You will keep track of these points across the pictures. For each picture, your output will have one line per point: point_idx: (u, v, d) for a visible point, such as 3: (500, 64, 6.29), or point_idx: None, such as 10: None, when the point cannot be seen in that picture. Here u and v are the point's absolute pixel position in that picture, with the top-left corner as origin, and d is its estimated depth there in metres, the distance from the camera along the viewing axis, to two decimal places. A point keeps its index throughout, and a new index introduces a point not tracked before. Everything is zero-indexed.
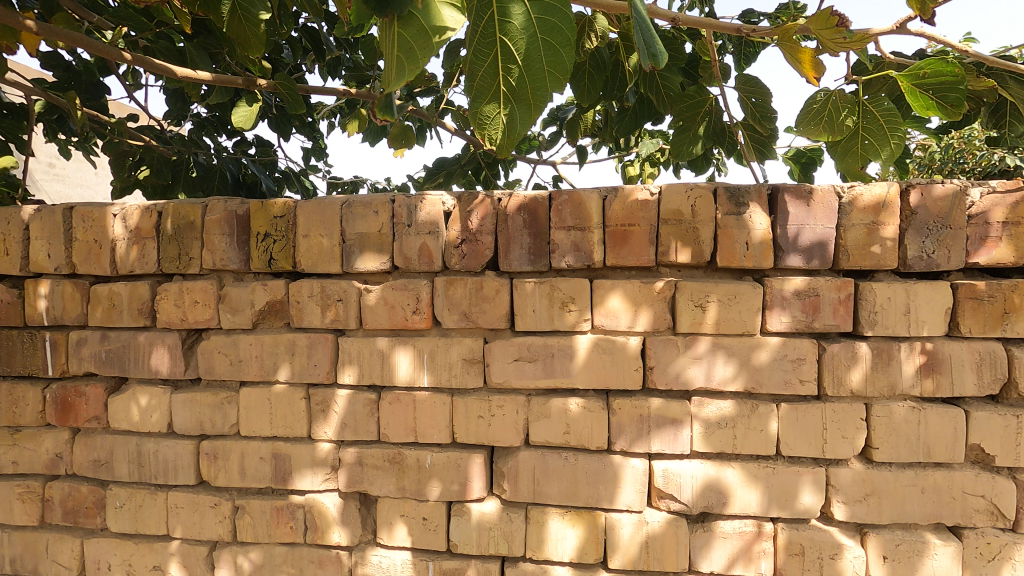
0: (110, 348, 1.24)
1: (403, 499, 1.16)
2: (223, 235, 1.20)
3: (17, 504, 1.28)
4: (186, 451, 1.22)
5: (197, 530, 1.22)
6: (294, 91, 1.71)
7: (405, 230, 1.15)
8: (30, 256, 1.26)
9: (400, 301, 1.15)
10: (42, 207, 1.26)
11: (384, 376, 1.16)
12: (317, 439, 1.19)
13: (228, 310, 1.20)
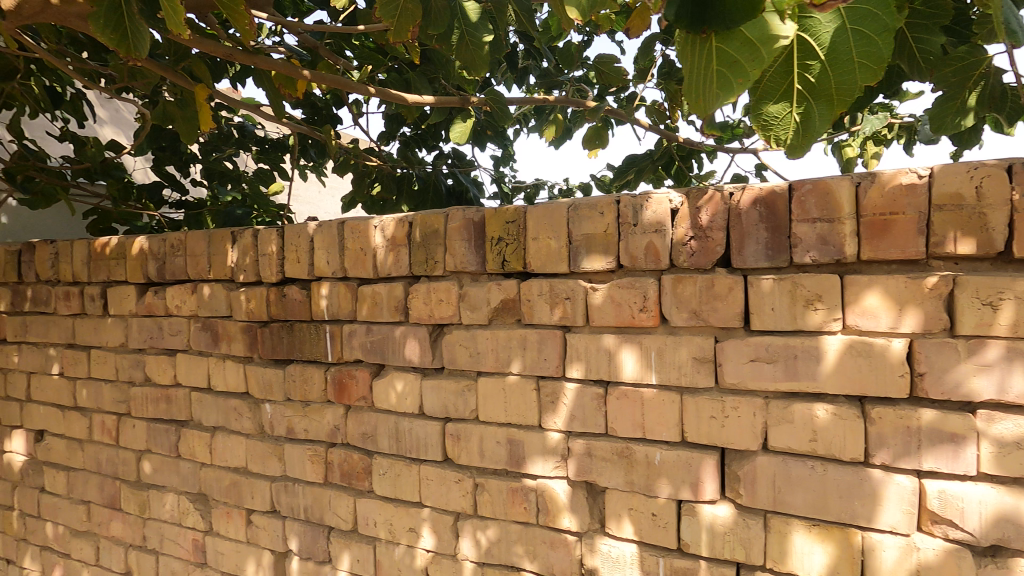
0: (373, 339, 1.47)
1: (632, 493, 1.19)
2: (462, 240, 1.34)
3: (308, 463, 1.58)
4: (435, 431, 1.39)
5: (444, 501, 1.38)
6: (503, 103, 1.89)
7: (631, 229, 1.17)
8: (314, 263, 1.55)
9: (627, 299, 1.17)
10: (322, 222, 1.53)
11: (611, 372, 1.19)
12: (547, 429, 1.27)
13: (468, 308, 1.34)
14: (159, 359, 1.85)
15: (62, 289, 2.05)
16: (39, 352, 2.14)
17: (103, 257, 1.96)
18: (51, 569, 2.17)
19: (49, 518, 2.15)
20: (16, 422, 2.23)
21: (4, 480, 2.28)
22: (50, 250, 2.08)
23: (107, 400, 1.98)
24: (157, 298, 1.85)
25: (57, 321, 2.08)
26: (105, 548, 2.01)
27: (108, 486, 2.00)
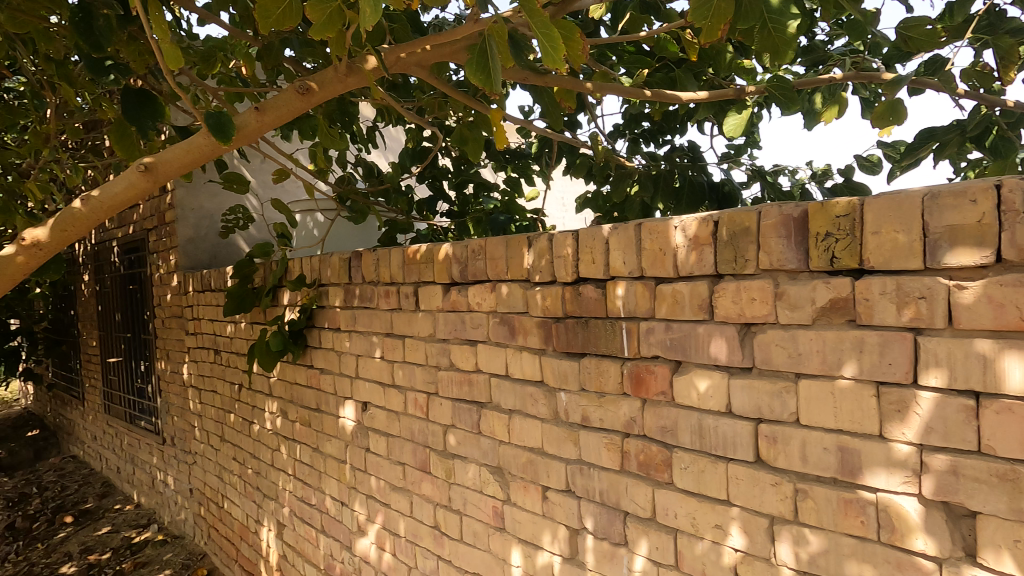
0: (673, 336, 1.51)
1: (1019, 523, 1.03)
2: (780, 238, 1.30)
3: (604, 450, 1.69)
4: (746, 431, 1.37)
5: (758, 502, 1.36)
6: (789, 89, 1.80)
7: (1019, 218, 1.00)
8: (610, 263, 1.64)
9: (1013, 299, 1.01)
10: (617, 224, 1.62)
11: (987, 383, 1.04)
12: (891, 439, 1.16)
13: (787, 307, 1.29)
14: (462, 348, 2.15)
15: (382, 288, 2.51)
16: (365, 339, 2.65)
17: (414, 261, 2.34)
18: (375, 514, 2.68)
19: (374, 473, 2.66)
20: (347, 394, 2.79)
21: (339, 439, 2.88)
22: (372, 257, 2.56)
23: (419, 381, 2.36)
24: (460, 295, 2.15)
25: (378, 314, 2.55)
26: (418, 503, 2.41)
27: (420, 452, 2.40)
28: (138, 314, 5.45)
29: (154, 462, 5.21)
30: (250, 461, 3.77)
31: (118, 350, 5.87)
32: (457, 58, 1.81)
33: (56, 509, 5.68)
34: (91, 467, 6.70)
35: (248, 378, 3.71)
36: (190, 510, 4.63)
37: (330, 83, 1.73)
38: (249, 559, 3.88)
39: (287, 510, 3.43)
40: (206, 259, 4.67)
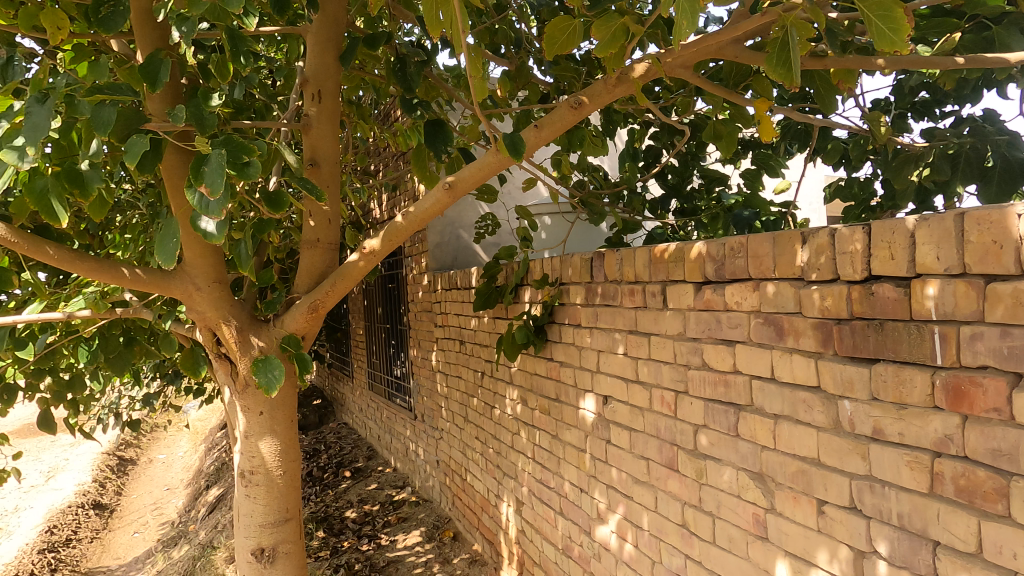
0: (1013, 344, 1.28)
1: None
2: None
3: (905, 468, 1.51)
4: None
5: None
6: None
7: None
8: (917, 259, 1.46)
9: None
10: (928, 215, 1.43)
11: None
12: None
13: None
14: (717, 348, 2.11)
15: (627, 287, 2.59)
16: (607, 335, 2.76)
17: (662, 260, 2.37)
18: (616, 504, 2.77)
19: (615, 465, 2.75)
20: (588, 386, 2.94)
21: (579, 429, 3.04)
22: (616, 256, 2.65)
23: (666, 378, 2.38)
24: (715, 294, 2.11)
25: (621, 312, 2.64)
26: (663, 499, 2.43)
27: (666, 449, 2.41)
28: (395, 309, 6.45)
29: (407, 434, 6.08)
30: (491, 441, 4.18)
31: (379, 339, 7.01)
32: (724, 54, 1.85)
33: (338, 464, 7.01)
34: (357, 434, 8.12)
35: (490, 367, 4.13)
36: (437, 478, 5.30)
37: (601, 94, 1.88)
38: (489, 529, 4.27)
39: (525, 490, 3.71)
40: (449, 260, 5.34)
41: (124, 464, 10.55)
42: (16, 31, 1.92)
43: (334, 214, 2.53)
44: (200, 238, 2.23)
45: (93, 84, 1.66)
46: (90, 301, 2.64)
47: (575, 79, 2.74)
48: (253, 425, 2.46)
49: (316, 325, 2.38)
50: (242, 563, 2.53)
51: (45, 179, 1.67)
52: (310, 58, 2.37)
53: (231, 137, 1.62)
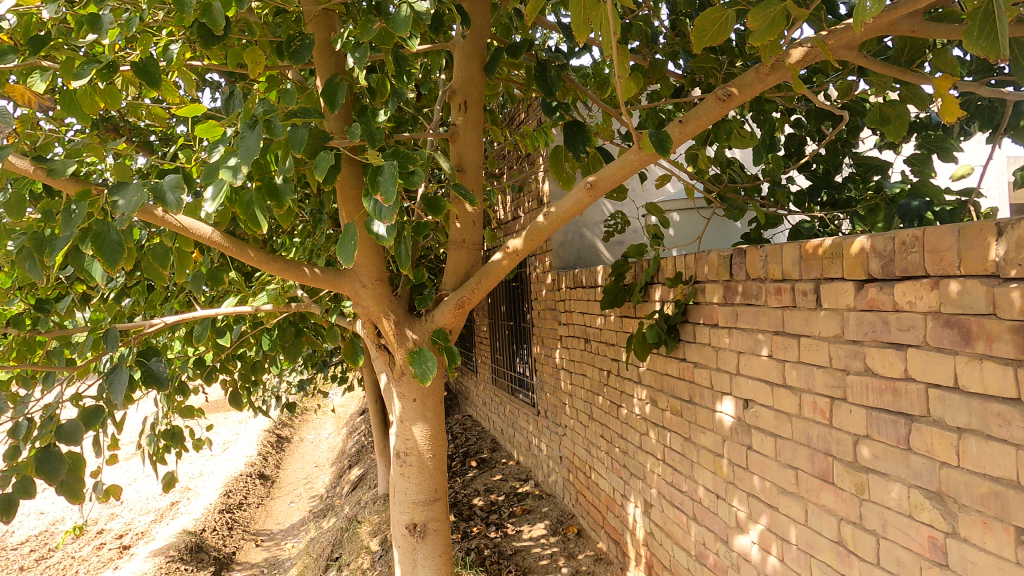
0: None
1: None
2: None
3: None
4: None
5: None
6: None
7: None
8: None
9: None
10: None
11: None
12: None
13: None
14: (883, 352, 1.93)
15: (773, 285, 2.44)
16: (750, 336, 2.63)
17: (815, 256, 2.21)
18: (758, 514, 2.63)
19: (757, 472, 2.61)
20: (726, 389, 2.82)
21: (716, 433, 2.92)
22: (760, 253, 2.52)
23: (819, 383, 2.22)
24: (881, 293, 1.93)
25: (766, 312, 2.50)
26: (815, 513, 2.27)
27: (818, 459, 2.25)
28: (518, 306, 6.64)
29: (530, 429, 6.22)
30: (617, 441, 4.15)
31: (502, 335, 7.25)
32: (898, 29, 1.75)
33: (464, 454, 7.37)
34: (481, 426, 8.46)
35: (617, 365, 4.11)
36: (560, 474, 5.35)
37: (751, 84, 1.89)
38: (615, 529, 4.23)
39: (654, 492, 3.64)
40: (573, 259, 5.37)
41: (282, 441, 11.95)
42: (227, 69, 2.29)
43: (477, 216, 2.69)
44: (365, 240, 2.50)
45: (288, 109, 1.94)
46: (273, 296, 3.06)
47: (715, 70, 2.67)
48: (407, 410, 2.71)
49: (462, 319, 2.56)
50: (396, 536, 2.78)
51: (252, 192, 1.98)
52: (458, 71, 2.56)
53: (398, 149, 1.82)
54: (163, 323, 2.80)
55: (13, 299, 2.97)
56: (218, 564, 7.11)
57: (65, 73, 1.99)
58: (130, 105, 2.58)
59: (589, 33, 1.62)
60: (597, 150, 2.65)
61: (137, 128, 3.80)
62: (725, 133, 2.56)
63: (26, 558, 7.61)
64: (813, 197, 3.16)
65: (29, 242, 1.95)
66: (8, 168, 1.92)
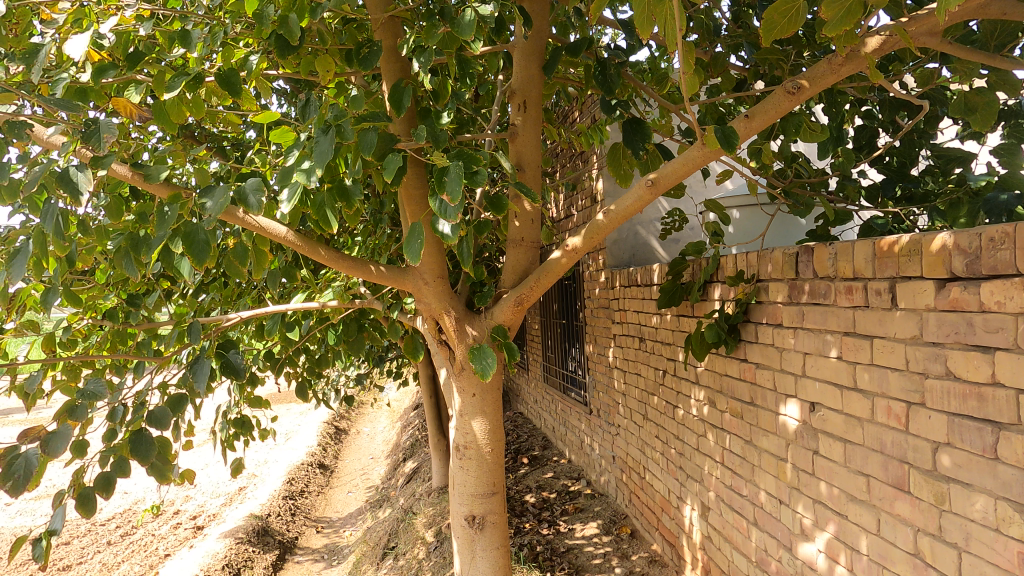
0: None
1: None
2: None
3: None
4: None
5: None
6: None
7: None
8: None
9: None
10: None
11: None
12: None
13: None
14: (968, 355, 1.82)
15: (843, 284, 2.35)
16: (817, 337, 2.53)
17: (890, 254, 2.11)
18: (825, 521, 2.53)
19: (824, 479, 2.51)
20: (791, 391, 2.73)
21: (779, 436, 2.83)
22: (829, 251, 2.42)
23: (894, 387, 2.12)
24: (966, 292, 1.83)
25: (836, 312, 2.40)
26: (889, 523, 2.16)
27: (893, 466, 2.14)
28: (570, 305, 6.62)
29: (582, 428, 6.18)
30: (673, 442, 4.07)
31: (554, 334, 7.25)
32: (988, 12, 1.64)
33: (516, 451, 7.42)
34: (532, 424, 8.49)
35: (674, 365, 4.04)
36: (613, 474, 5.31)
37: (823, 76, 1.84)
38: (670, 531, 4.16)
39: (712, 495, 3.56)
40: (627, 257, 5.32)
41: (340, 432, 12.40)
42: (300, 77, 2.42)
43: (535, 214, 2.73)
44: (427, 239, 2.58)
45: (357, 114, 2.03)
46: (339, 293, 3.20)
47: (781, 61, 2.58)
48: (467, 405, 2.77)
49: (520, 316, 2.60)
50: (455, 527, 2.85)
51: (325, 193, 2.09)
52: (517, 71, 2.60)
53: (462, 150, 1.88)
54: (238, 317, 2.98)
55: (107, 294, 3.24)
56: (282, 548, 7.47)
57: (158, 85, 2.16)
58: (210, 113, 2.76)
59: (652, 28, 1.61)
60: (657, 147, 2.63)
61: (213, 134, 4.04)
62: (793, 127, 2.49)
63: (112, 533, 8.24)
64: (887, 191, 2.99)
65: (126, 242, 2.12)
66: (110, 174, 2.10)
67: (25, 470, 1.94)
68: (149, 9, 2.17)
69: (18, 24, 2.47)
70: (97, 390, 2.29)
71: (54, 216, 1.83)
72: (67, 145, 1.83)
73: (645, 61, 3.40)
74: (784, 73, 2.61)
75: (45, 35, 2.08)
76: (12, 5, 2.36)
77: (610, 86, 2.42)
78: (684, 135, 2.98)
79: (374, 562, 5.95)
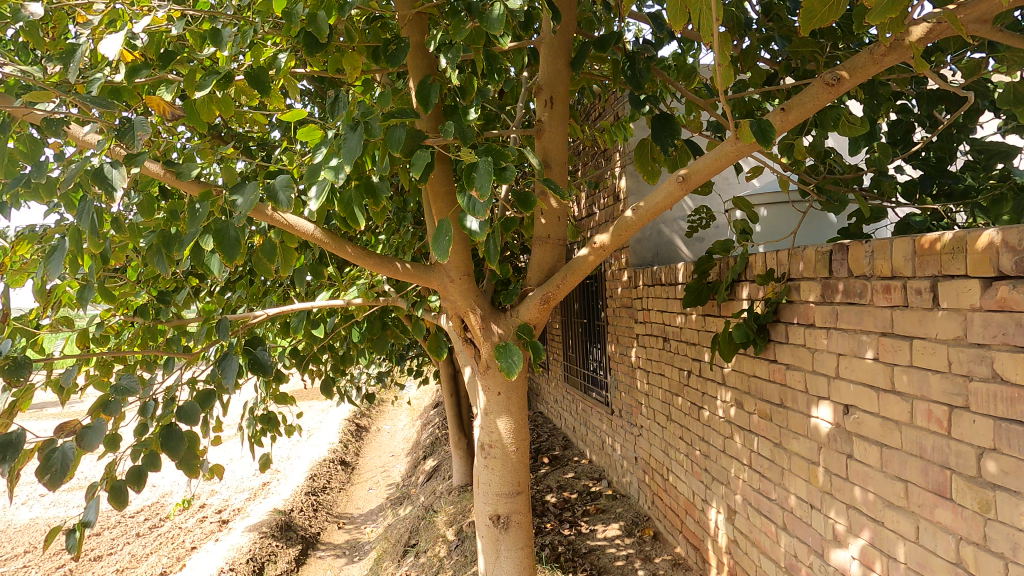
0: None
1: None
2: None
3: None
4: None
5: None
6: None
7: None
8: None
9: None
10: None
11: None
12: None
13: None
14: (1016, 357, 1.74)
15: (881, 283, 2.27)
16: (852, 337, 2.46)
17: (932, 252, 2.03)
18: (859, 528, 2.46)
19: (859, 483, 2.44)
20: (823, 393, 2.65)
21: (811, 439, 2.76)
22: (865, 249, 2.34)
23: (935, 389, 2.04)
24: (1014, 292, 1.75)
25: (872, 312, 2.33)
26: (928, 530, 2.09)
27: (934, 472, 2.07)
28: (592, 304, 6.57)
29: (604, 429, 6.12)
30: (698, 443, 4.00)
31: (576, 333, 7.20)
32: None
33: (536, 450, 7.39)
34: (553, 424, 8.45)
35: (699, 366, 3.97)
36: (635, 475, 5.25)
37: (864, 66, 1.79)
38: (694, 534, 4.09)
39: (739, 498, 3.48)
40: (650, 256, 5.26)
41: (361, 430, 12.51)
42: (327, 75, 2.42)
43: (561, 211, 2.70)
44: (452, 237, 2.57)
45: (385, 111, 2.02)
46: (363, 290, 3.21)
47: (816, 53, 2.51)
48: (491, 403, 2.76)
49: (546, 314, 2.58)
50: (480, 526, 2.84)
51: (352, 191, 2.09)
52: (543, 67, 2.58)
53: (491, 146, 1.87)
54: (265, 314, 3.00)
55: (139, 291, 3.30)
56: (305, 543, 7.56)
57: (188, 84, 2.18)
58: (238, 112, 2.78)
59: (685, 23, 1.60)
60: (685, 143, 2.59)
61: (239, 134, 4.09)
62: (830, 120, 2.42)
63: (141, 525, 8.44)
64: (925, 187, 2.86)
65: (158, 239, 2.15)
66: (143, 172, 2.13)
67: (62, 464, 1.97)
68: (180, 9, 2.20)
69: (54, 26, 2.52)
70: (129, 385, 2.32)
71: (88, 214, 1.86)
72: (102, 143, 1.86)
73: (672, 56, 3.35)
74: (819, 66, 2.54)
75: (81, 36, 2.11)
76: (49, 8, 2.41)
77: (639, 80, 2.38)
78: (714, 130, 2.92)
79: (395, 559, 5.98)
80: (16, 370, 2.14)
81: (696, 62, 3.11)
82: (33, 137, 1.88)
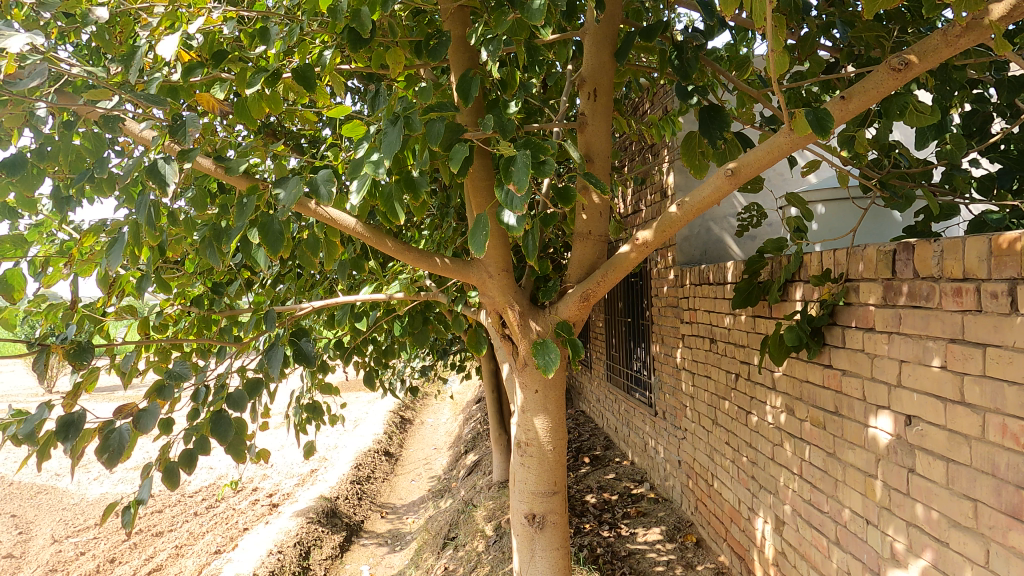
0: None
1: None
2: None
3: None
4: None
5: None
6: None
7: None
8: None
9: None
10: None
11: None
12: None
13: None
14: None
15: (950, 285, 2.10)
16: (917, 343, 2.29)
17: (1010, 252, 1.85)
18: (920, 547, 2.29)
19: (922, 500, 2.27)
20: (883, 402, 2.49)
21: (868, 450, 2.59)
22: (933, 249, 2.17)
23: (1012, 403, 1.87)
24: None
25: (940, 317, 2.16)
26: (999, 554, 1.92)
27: (1008, 492, 1.89)
28: (636, 303, 6.46)
29: (646, 430, 5.99)
30: (745, 449, 3.85)
31: (619, 332, 7.08)
32: None
33: (577, 450, 7.31)
34: (594, 423, 8.34)
35: (748, 369, 3.82)
36: (678, 479, 5.10)
37: (935, 50, 1.67)
38: (739, 543, 3.94)
39: (788, 508, 3.32)
40: (698, 254, 5.09)
41: (406, 421, 12.79)
42: (371, 69, 2.45)
43: (603, 207, 2.65)
44: (491, 232, 2.56)
45: (425, 105, 2.02)
46: (405, 285, 3.25)
47: (883, 38, 2.34)
48: (529, 401, 2.74)
49: (586, 312, 2.53)
50: (515, 524, 2.82)
51: (393, 185, 2.11)
52: (588, 58, 2.52)
53: (531, 139, 1.83)
54: (311, 307, 3.05)
55: (195, 283, 3.45)
56: (349, 530, 7.77)
57: (239, 81, 2.24)
58: (288, 110, 2.87)
59: (737, 9, 1.56)
60: (735, 137, 2.47)
61: (292, 132, 4.22)
62: (898, 109, 2.26)
63: (199, 504, 8.91)
64: (1004, 183, 2.60)
65: (210, 232, 2.23)
66: (196, 168, 2.20)
67: (119, 444, 2.07)
68: (233, 9, 2.26)
69: (121, 30, 2.64)
70: (181, 371, 2.40)
71: (145, 208, 1.94)
72: (157, 139, 1.96)
73: (724, 46, 3.23)
74: (884, 52, 2.37)
75: (143, 38, 2.21)
76: (117, 13, 2.55)
77: (687, 71, 2.30)
78: (769, 122, 2.78)
79: (434, 551, 6.05)
80: (81, 354, 2.26)
81: (750, 52, 2.97)
82: (98, 134, 1.98)
